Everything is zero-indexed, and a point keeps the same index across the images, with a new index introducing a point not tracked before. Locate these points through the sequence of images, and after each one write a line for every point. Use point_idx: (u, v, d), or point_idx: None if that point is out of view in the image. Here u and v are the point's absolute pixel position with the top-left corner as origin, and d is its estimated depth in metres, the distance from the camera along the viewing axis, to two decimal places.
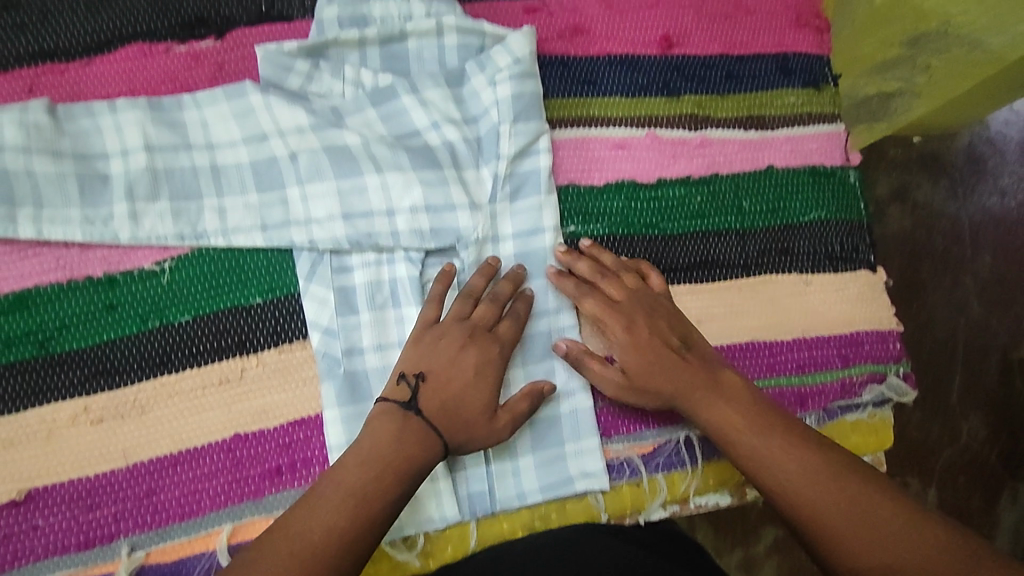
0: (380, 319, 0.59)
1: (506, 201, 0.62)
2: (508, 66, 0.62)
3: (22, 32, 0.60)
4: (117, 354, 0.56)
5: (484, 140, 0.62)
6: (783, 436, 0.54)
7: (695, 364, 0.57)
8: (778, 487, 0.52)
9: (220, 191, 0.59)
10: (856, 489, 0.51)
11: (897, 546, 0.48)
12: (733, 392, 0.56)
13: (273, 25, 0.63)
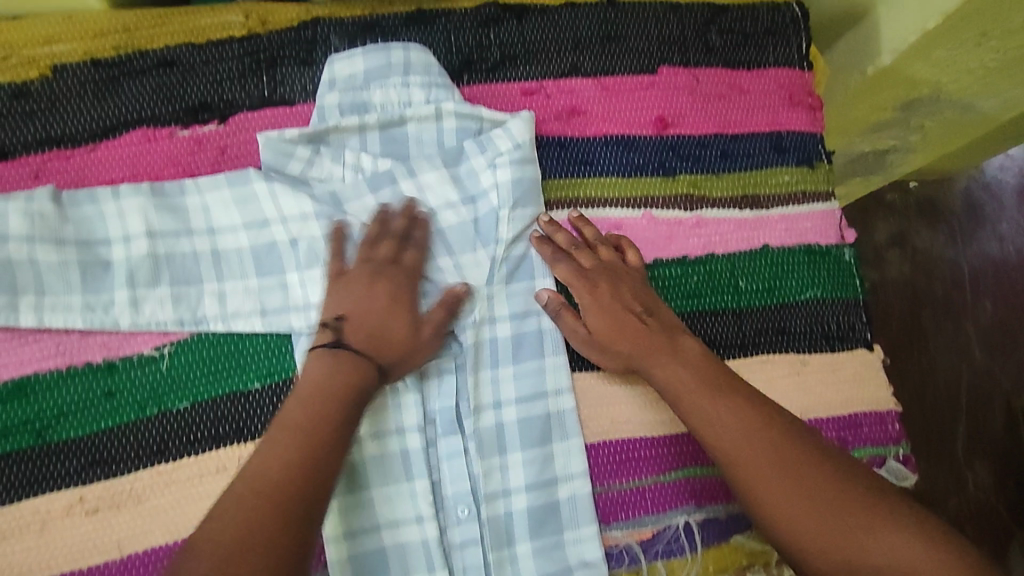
0: (377, 405, 0.59)
1: (503, 283, 0.62)
2: (508, 150, 0.63)
3: (29, 120, 0.61)
4: (115, 442, 0.56)
5: (481, 222, 0.63)
6: (731, 398, 0.56)
7: (662, 330, 0.59)
8: (747, 484, 0.53)
9: (221, 276, 0.60)
10: (798, 457, 0.53)
11: (820, 512, 0.51)
12: (687, 357, 0.58)
13: (275, 109, 0.64)
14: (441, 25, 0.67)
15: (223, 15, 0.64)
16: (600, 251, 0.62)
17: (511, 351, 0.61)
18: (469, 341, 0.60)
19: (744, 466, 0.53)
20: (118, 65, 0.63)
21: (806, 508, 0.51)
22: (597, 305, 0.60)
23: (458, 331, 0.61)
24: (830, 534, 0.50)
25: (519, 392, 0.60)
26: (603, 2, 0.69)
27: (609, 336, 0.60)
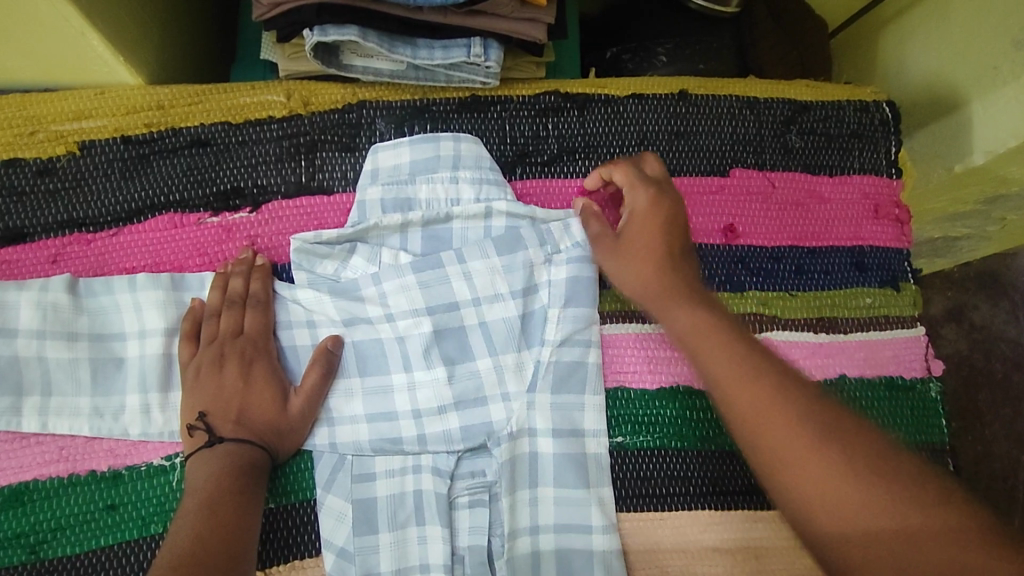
0: (401, 539, 0.51)
1: (549, 391, 0.55)
2: (568, 248, 0.58)
3: (52, 200, 0.57)
4: (111, 563, 0.51)
5: (529, 320, 0.56)
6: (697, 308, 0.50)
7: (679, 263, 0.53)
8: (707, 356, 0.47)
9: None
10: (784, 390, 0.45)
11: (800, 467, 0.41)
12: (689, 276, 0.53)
13: (312, 198, 0.59)
14: (496, 113, 0.62)
15: (263, 94, 0.60)
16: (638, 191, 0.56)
17: (554, 471, 0.54)
18: (504, 456, 0.53)
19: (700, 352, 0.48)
20: (150, 143, 0.59)
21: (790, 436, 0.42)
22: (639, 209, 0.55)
23: (491, 445, 0.54)
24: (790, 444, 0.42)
25: (562, 519, 0.53)
26: (674, 94, 0.64)
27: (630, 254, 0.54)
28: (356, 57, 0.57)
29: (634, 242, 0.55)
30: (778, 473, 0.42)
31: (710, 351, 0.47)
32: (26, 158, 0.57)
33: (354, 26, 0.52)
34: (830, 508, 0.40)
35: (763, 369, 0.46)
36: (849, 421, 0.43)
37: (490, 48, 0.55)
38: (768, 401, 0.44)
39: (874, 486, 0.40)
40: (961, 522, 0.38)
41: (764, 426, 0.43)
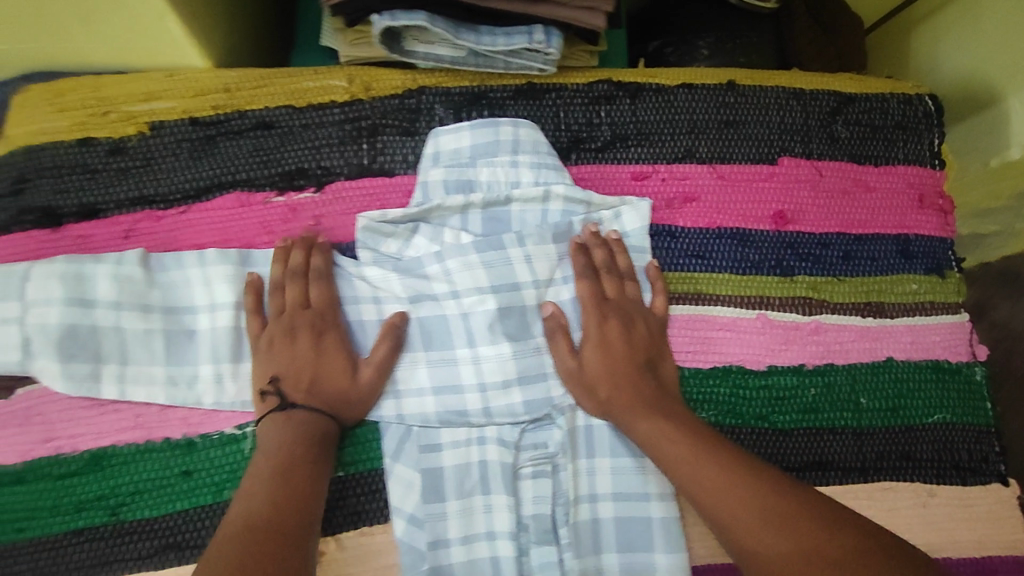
0: (467, 508, 0.53)
1: None
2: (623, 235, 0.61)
3: (123, 177, 0.58)
4: (190, 526, 0.53)
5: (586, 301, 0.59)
6: (633, 355, 0.55)
7: (653, 392, 0.54)
8: (646, 404, 0.53)
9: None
10: (651, 427, 0.52)
11: (721, 494, 0.48)
12: (638, 330, 0.56)
13: (374, 179, 0.61)
14: (551, 100, 0.64)
15: (326, 79, 0.62)
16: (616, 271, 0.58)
17: (609, 442, 0.56)
18: (567, 426, 0.56)
19: (627, 398, 0.53)
20: (216, 124, 0.60)
21: (702, 457, 0.50)
22: (601, 338, 0.55)
23: (555, 414, 0.56)
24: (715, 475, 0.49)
25: (618, 487, 0.55)
26: (723, 84, 0.66)
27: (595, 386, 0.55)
28: (419, 43, 0.58)
29: (599, 331, 0.55)
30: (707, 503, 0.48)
31: (640, 393, 0.54)
32: (99, 137, 0.59)
33: (422, 11, 0.54)
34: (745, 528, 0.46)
35: (631, 402, 0.53)
36: (685, 434, 0.51)
37: (551, 36, 0.57)
38: (709, 472, 0.49)
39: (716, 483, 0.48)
40: (787, 505, 0.46)
41: (687, 459, 0.50)
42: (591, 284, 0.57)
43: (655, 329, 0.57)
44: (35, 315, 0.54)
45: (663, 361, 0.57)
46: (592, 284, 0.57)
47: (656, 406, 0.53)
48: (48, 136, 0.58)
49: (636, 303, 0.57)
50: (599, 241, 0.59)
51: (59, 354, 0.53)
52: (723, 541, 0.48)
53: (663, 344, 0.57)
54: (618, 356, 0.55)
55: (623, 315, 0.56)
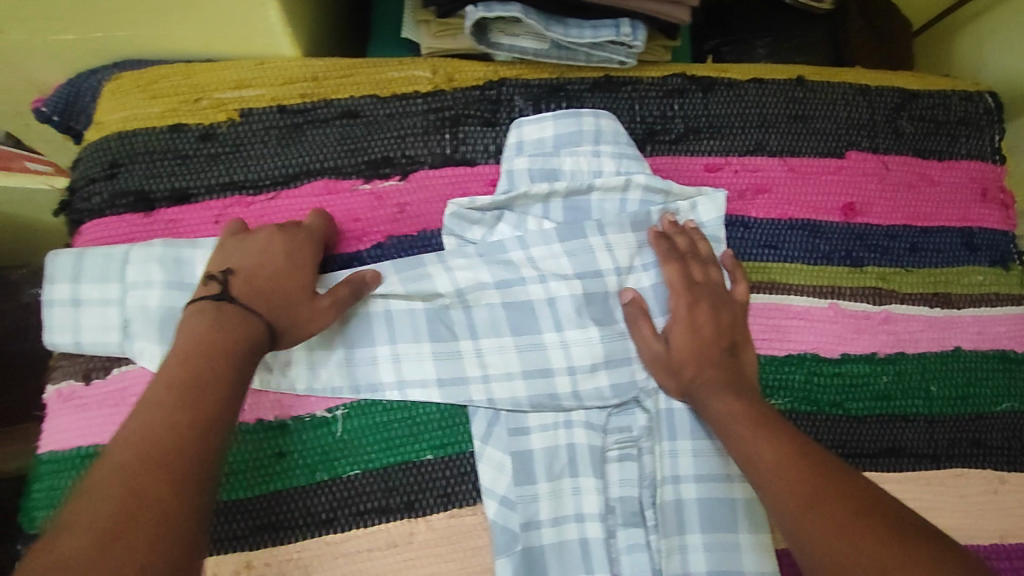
0: (557, 489, 0.55)
1: None
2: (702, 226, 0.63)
3: (214, 163, 0.60)
4: (286, 507, 0.54)
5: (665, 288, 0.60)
6: (718, 339, 0.57)
7: (736, 374, 0.55)
8: (723, 380, 0.54)
9: (394, 337, 0.57)
10: (726, 405, 0.53)
11: (778, 470, 0.48)
12: (727, 318, 0.57)
13: (456, 169, 0.62)
14: (626, 93, 0.65)
15: (411, 70, 0.64)
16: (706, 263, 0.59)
17: (689, 424, 0.57)
18: (655, 407, 0.57)
19: (705, 377, 0.55)
20: (303, 112, 0.61)
21: (764, 435, 0.50)
22: (689, 319, 0.57)
23: (641, 398, 0.57)
24: (775, 451, 0.49)
25: (699, 469, 0.56)
26: (792, 79, 0.67)
27: (679, 369, 0.56)
28: (504, 36, 0.60)
29: (687, 315, 0.57)
30: (764, 481, 0.48)
31: (713, 372, 0.55)
32: (190, 123, 0.60)
33: (516, 3, 0.55)
34: (798, 506, 0.45)
35: (711, 378, 0.55)
36: (757, 413, 0.52)
37: (637, 28, 0.58)
38: (773, 448, 0.49)
39: (775, 460, 0.48)
40: (845, 486, 0.45)
41: (751, 436, 0.50)
42: (680, 269, 0.59)
43: (740, 314, 0.58)
44: (135, 298, 0.56)
45: (744, 350, 0.58)
46: (683, 269, 0.59)
47: (735, 387, 0.54)
48: (140, 122, 0.60)
49: (725, 296, 0.58)
50: (678, 229, 0.60)
51: (158, 337, 0.55)
52: (775, 523, 0.47)
53: (747, 325, 0.58)
54: (706, 339, 0.56)
55: (716, 297, 0.58)
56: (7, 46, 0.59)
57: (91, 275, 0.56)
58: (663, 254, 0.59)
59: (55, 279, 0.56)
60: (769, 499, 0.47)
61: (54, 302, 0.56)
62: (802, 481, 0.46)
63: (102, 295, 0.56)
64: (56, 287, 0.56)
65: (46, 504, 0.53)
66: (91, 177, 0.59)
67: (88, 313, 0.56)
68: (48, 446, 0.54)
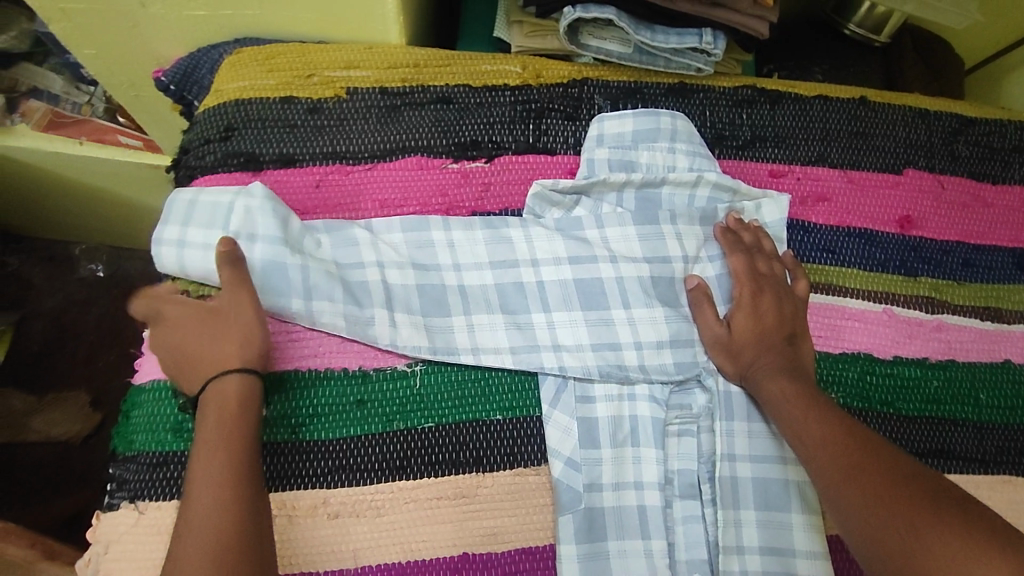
0: (620, 456, 0.57)
1: None
2: (769, 225, 0.66)
3: (319, 134, 0.65)
4: (363, 450, 0.56)
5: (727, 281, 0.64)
6: (778, 325, 0.60)
7: (796, 361, 0.58)
8: (778, 363, 0.58)
9: (468, 310, 0.60)
10: (783, 387, 0.56)
11: (822, 444, 0.51)
12: (791, 307, 0.61)
13: (537, 157, 0.66)
14: (698, 99, 0.70)
15: (502, 64, 0.69)
16: (775, 259, 0.63)
17: (745, 407, 0.59)
18: (716, 387, 0.60)
19: (761, 361, 0.58)
20: (403, 95, 0.67)
21: (809, 412, 0.53)
22: (752, 306, 0.61)
23: (703, 377, 0.60)
24: (822, 426, 0.52)
25: (754, 450, 0.58)
26: (855, 99, 0.72)
27: (741, 353, 0.59)
28: (593, 38, 0.66)
29: (751, 301, 0.61)
30: (811, 453, 0.51)
31: (769, 355, 0.58)
32: (300, 96, 0.66)
33: (611, 7, 0.61)
34: (839, 476, 0.49)
35: (768, 362, 0.58)
36: (809, 393, 0.55)
37: (718, 38, 0.64)
38: (821, 421, 0.52)
39: (819, 436, 0.52)
40: (889, 459, 0.49)
41: (796, 414, 0.54)
42: (746, 260, 0.63)
43: (801, 309, 0.61)
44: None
45: (804, 340, 0.60)
46: (747, 260, 0.63)
47: (791, 371, 0.57)
48: (256, 91, 0.66)
49: (794, 294, 0.62)
50: (744, 226, 0.65)
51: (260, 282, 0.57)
52: (820, 495, 0.50)
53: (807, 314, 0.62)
54: (768, 326, 0.60)
55: (777, 290, 0.61)
56: (145, 18, 0.67)
57: (197, 220, 0.59)
58: (730, 243, 0.64)
59: (168, 221, 0.59)
60: (813, 473, 0.51)
61: (163, 242, 0.58)
62: (846, 454, 0.50)
63: (206, 239, 0.58)
64: (167, 228, 0.59)
65: (142, 429, 0.56)
66: (206, 137, 0.64)
67: (189, 254, 0.58)
68: (150, 375, 0.57)
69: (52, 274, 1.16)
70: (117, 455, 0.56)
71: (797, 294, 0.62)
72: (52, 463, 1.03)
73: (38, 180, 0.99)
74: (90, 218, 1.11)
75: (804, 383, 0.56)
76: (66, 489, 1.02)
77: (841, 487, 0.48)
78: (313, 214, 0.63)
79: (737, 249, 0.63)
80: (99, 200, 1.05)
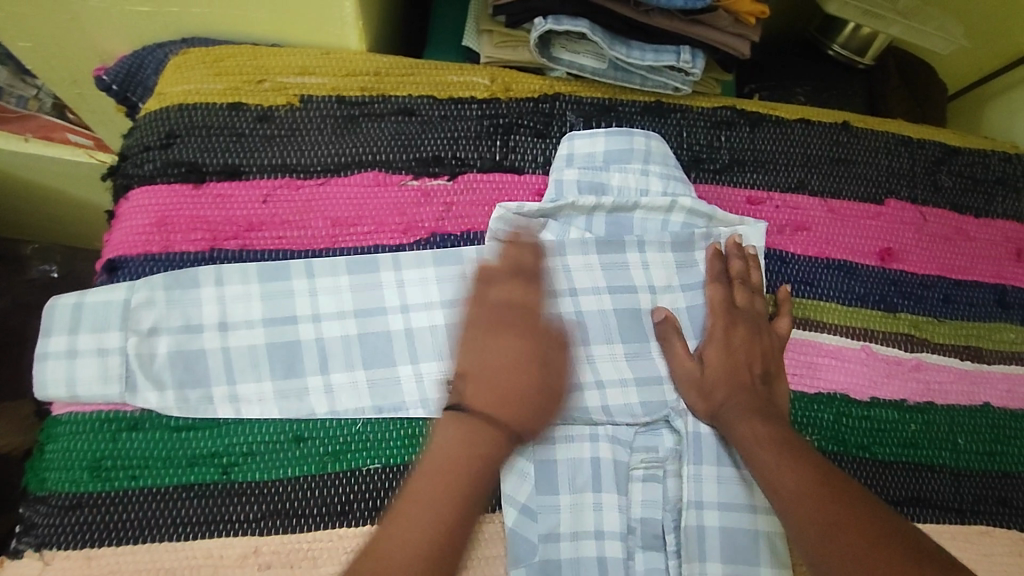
0: (579, 503, 0.54)
1: None
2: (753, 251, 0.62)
3: (268, 144, 0.60)
4: (300, 494, 0.51)
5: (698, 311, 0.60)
6: (749, 365, 0.56)
7: (769, 401, 0.55)
8: (754, 404, 0.54)
9: (415, 356, 0.56)
10: (761, 430, 0.52)
11: (798, 502, 0.48)
12: (765, 346, 0.57)
13: (503, 176, 0.62)
14: (675, 119, 0.66)
15: (469, 76, 0.65)
16: (756, 297, 0.59)
17: (716, 450, 0.56)
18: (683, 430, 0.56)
19: (732, 401, 0.55)
20: (360, 105, 0.62)
21: (785, 459, 0.50)
22: (727, 336, 0.57)
23: (671, 418, 0.56)
24: (799, 477, 0.49)
25: (724, 497, 0.54)
26: (838, 124, 0.69)
27: (714, 383, 0.56)
28: (565, 51, 0.62)
29: (725, 334, 0.57)
30: (789, 513, 0.48)
31: (742, 392, 0.55)
32: (249, 103, 0.61)
33: (585, 19, 0.58)
34: (818, 540, 0.46)
35: (745, 401, 0.55)
36: (783, 438, 0.52)
37: (697, 57, 0.61)
38: (797, 468, 0.49)
39: (800, 493, 0.48)
40: (875, 516, 0.47)
41: (771, 463, 0.50)
42: (724, 291, 0.59)
43: (778, 348, 0.58)
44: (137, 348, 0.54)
45: (779, 380, 0.57)
46: (726, 291, 0.59)
47: (762, 412, 0.54)
48: (202, 96, 0.61)
49: (767, 325, 0.59)
50: (739, 251, 0.61)
51: (174, 381, 0.53)
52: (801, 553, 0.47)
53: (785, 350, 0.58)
54: (741, 362, 0.56)
55: (753, 325, 0.58)
56: (83, 12, 0.61)
57: (87, 325, 0.55)
58: (715, 270, 0.60)
59: (51, 331, 0.54)
60: (791, 528, 0.48)
61: (48, 355, 0.54)
62: (827, 514, 0.47)
63: (99, 344, 0.54)
64: (51, 340, 0.54)
65: (54, 466, 0.51)
66: (145, 144, 0.59)
67: (82, 366, 0.53)
68: (70, 406, 0.53)
69: None
70: (28, 493, 0.51)
71: (777, 332, 0.59)
72: None
73: None
74: (36, 218, 1.04)
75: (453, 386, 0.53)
76: None
77: (824, 551, 0.46)
78: (257, 232, 0.58)
79: (718, 275, 0.60)
80: (43, 202, 0.99)
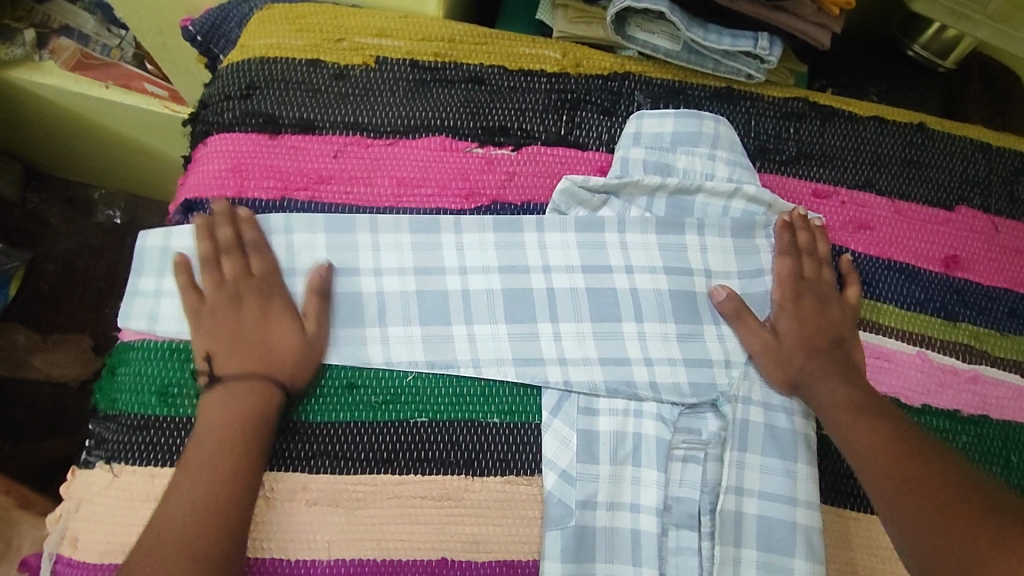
0: (618, 476, 0.54)
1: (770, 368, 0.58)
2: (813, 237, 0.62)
3: (341, 101, 0.62)
4: (350, 439, 0.53)
5: (752, 296, 0.60)
6: (806, 347, 0.57)
7: (821, 376, 0.56)
8: (822, 371, 0.56)
9: (470, 319, 0.57)
10: (839, 395, 0.55)
11: (870, 461, 0.51)
12: (824, 326, 0.58)
13: (567, 150, 0.62)
14: (744, 107, 0.65)
15: (541, 48, 0.65)
16: (822, 270, 0.60)
17: (760, 438, 0.56)
18: (729, 417, 0.56)
19: (803, 369, 0.57)
20: (432, 70, 0.64)
21: (861, 421, 0.53)
22: (784, 314, 0.58)
23: (717, 405, 0.56)
24: (875, 438, 0.52)
25: (767, 487, 0.55)
26: (913, 124, 0.67)
27: (766, 357, 0.57)
28: (640, 30, 0.62)
29: (788, 307, 0.59)
30: (868, 469, 0.51)
31: (801, 359, 0.57)
32: (326, 60, 0.63)
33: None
34: (893, 494, 0.49)
35: (821, 362, 0.57)
36: (861, 402, 0.54)
37: (774, 45, 0.60)
38: (872, 430, 0.52)
39: (876, 450, 0.51)
40: (956, 471, 0.49)
41: (848, 424, 0.53)
42: (791, 265, 0.60)
43: (841, 329, 0.59)
44: None
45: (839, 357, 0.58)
46: (793, 265, 0.60)
47: (816, 380, 0.56)
48: (282, 50, 0.63)
49: (829, 301, 0.59)
50: (807, 224, 0.61)
51: None
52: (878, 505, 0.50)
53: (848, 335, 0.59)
54: (797, 339, 0.57)
55: (815, 301, 0.59)
56: None
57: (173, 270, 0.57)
58: (784, 243, 0.60)
59: (141, 272, 0.57)
60: (868, 480, 0.51)
61: (138, 292, 0.57)
62: (905, 471, 0.50)
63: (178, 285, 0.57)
64: (142, 279, 0.57)
65: (126, 389, 0.54)
66: (226, 94, 0.61)
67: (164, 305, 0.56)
68: (144, 334, 0.56)
69: (68, 217, 1.13)
70: (100, 412, 0.55)
71: (842, 319, 0.59)
72: (49, 402, 1.01)
73: (57, 122, 0.97)
74: (109, 166, 1.09)
75: (249, 365, 0.53)
76: (59, 432, 1.00)
77: (901, 501, 0.49)
78: (326, 185, 0.60)
79: (790, 249, 0.60)
80: (116, 149, 1.03)
